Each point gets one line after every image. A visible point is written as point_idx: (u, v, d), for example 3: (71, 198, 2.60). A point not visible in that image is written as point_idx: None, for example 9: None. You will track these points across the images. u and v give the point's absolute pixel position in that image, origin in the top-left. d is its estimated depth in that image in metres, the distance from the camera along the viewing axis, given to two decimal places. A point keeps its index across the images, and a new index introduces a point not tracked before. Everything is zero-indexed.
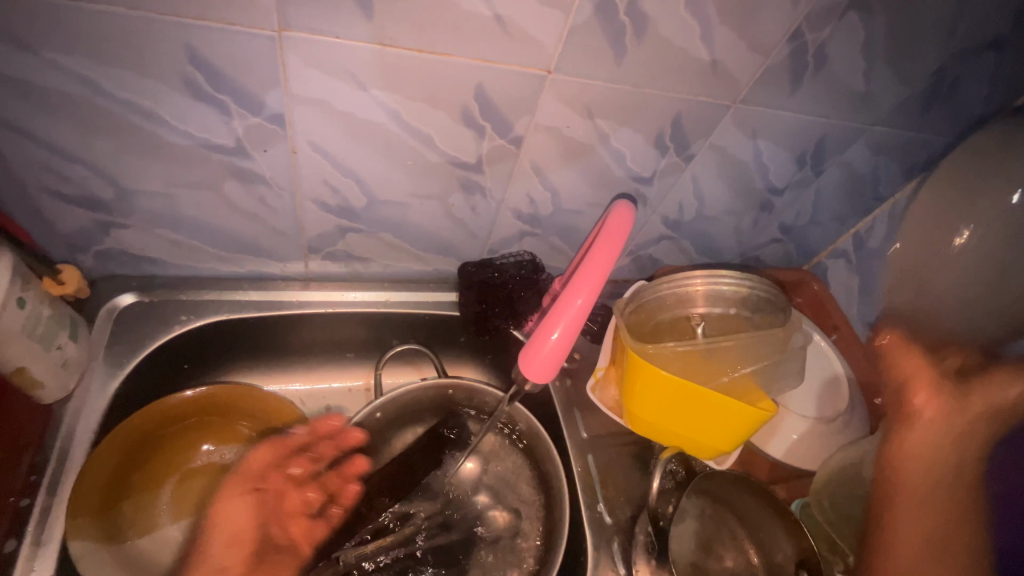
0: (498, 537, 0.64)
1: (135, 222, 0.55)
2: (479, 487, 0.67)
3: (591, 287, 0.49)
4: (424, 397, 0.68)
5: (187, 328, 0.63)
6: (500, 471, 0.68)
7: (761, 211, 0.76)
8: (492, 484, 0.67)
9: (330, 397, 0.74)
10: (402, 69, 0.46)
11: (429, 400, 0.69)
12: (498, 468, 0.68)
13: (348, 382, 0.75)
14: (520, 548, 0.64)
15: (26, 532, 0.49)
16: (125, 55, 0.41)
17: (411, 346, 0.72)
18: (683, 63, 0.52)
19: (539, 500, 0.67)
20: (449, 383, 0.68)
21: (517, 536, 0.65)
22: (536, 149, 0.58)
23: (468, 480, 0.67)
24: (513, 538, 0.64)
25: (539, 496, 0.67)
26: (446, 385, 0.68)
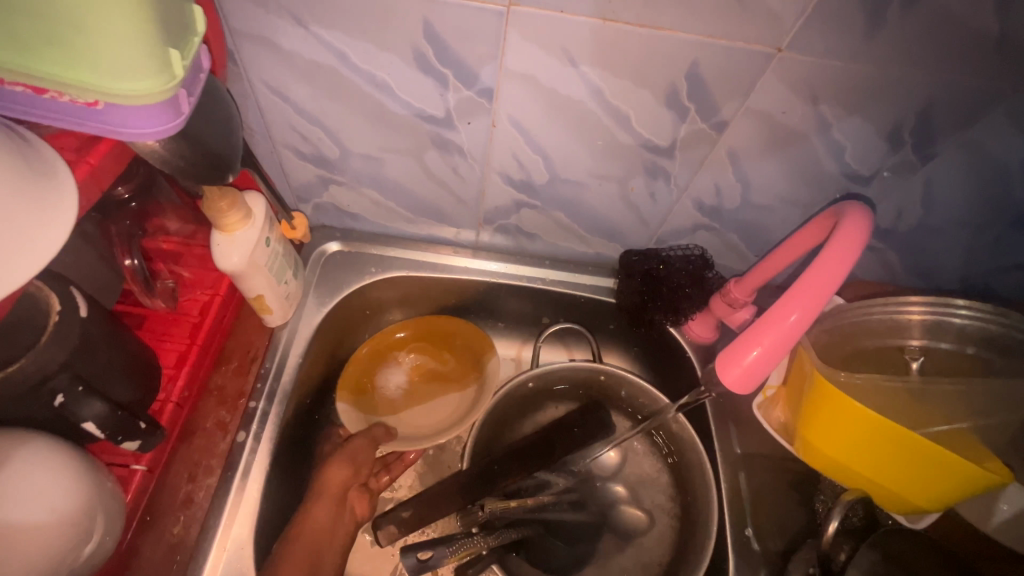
0: (629, 533, 0.64)
1: (348, 180, 0.62)
2: (617, 477, 0.67)
3: (811, 301, 0.43)
4: (575, 377, 0.68)
5: (375, 280, 0.70)
6: (640, 470, 0.67)
7: (1012, 230, 0.61)
8: (629, 479, 0.66)
9: None
10: (618, 45, 0.45)
11: (578, 382, 0.69)
12: (636, 466, 0.67)
13: (502, 350, 0.78)
14: (649, 548, 0.63)
15: (251, 428, 0.56)
16: (372, 31, 0.45)
17: (571, 326, 0.71)
18: (958, 39, 0.43)
19: (675, 508, 0.64)
20: (601, 368, 0.67)
21: (647, 537, 0.64)
22: (738, 137, 0.53)
23: (607, 470, 0.67)
24: (643, 538, 0.64)
25: (675, 504, 0.65)
26: (599, 370, 0.67)
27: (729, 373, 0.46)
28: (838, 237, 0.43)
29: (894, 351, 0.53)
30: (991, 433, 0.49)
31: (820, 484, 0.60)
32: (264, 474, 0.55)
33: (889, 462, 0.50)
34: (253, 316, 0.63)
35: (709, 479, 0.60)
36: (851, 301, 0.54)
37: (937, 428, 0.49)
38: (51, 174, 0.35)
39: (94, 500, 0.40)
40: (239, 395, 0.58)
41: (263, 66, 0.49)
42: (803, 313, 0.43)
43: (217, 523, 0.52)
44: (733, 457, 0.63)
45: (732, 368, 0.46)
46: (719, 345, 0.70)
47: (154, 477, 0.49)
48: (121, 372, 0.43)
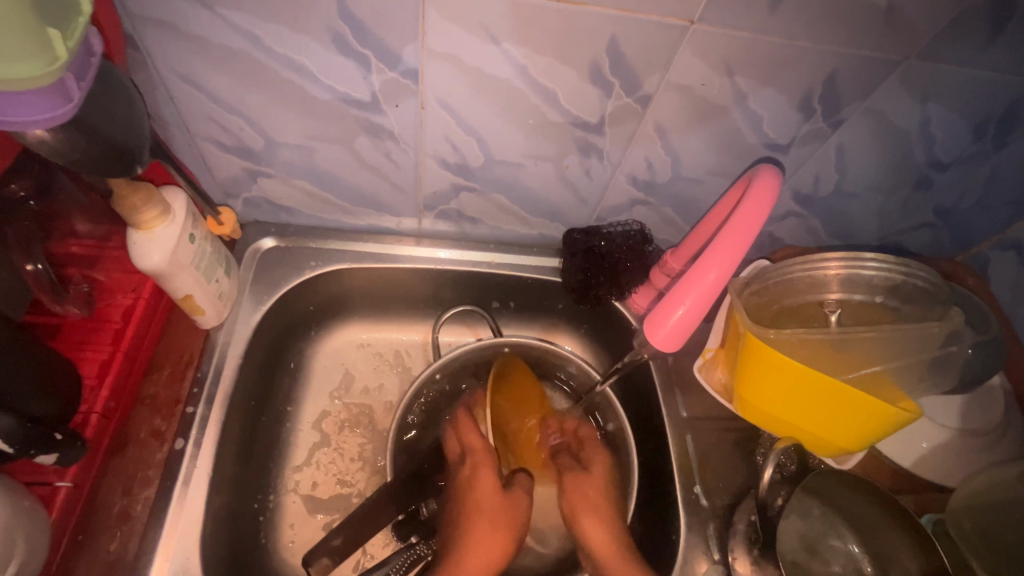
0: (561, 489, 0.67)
1: (277, 172, 0.60)
2: None
3: (727, 258, 0.45)
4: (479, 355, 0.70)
5: (316, 274, 0.68)
6: None
7: (917, 189, 0.67)
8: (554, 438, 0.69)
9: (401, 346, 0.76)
10: (538, 21, 0.45)
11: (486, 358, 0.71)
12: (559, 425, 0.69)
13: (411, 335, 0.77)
14: None
15: (190, 434, 0.54)
16: (284, 11, 0.44)
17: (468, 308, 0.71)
18: (852, 10, 0.46)
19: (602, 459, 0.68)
20: (504, 341, 0.70)
21: None
22: (663, 110, 0.54)
23: None
24: None
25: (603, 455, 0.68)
26: (502, 343, 0.70)
27: (657, 334, 0.49)
28: (749, 194, 0.45)
29: (815, 306, 0.56)
30: (902, 374, 0.53)
31: (760, 438, 0.64)
32: (208, 481, 0.53)
33: (815, 408, 0.54)
34: (184, 319, 0.60)
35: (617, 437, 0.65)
36: (774, 262, 0.57)
37: (856, 372, 0.53)
38: None
39: (10, 521, 0.38)
40: (173, 402, 0.55)
41: (170, 53, 0.47)
42: (720, 271, 0.46)
43: (159, 536, 0.50)
44: (680, 420, 0.65)
45: (660, 328, 0.48)
46: None
47: (82, 494, 0.46)
48: (34, 382, 0.41)
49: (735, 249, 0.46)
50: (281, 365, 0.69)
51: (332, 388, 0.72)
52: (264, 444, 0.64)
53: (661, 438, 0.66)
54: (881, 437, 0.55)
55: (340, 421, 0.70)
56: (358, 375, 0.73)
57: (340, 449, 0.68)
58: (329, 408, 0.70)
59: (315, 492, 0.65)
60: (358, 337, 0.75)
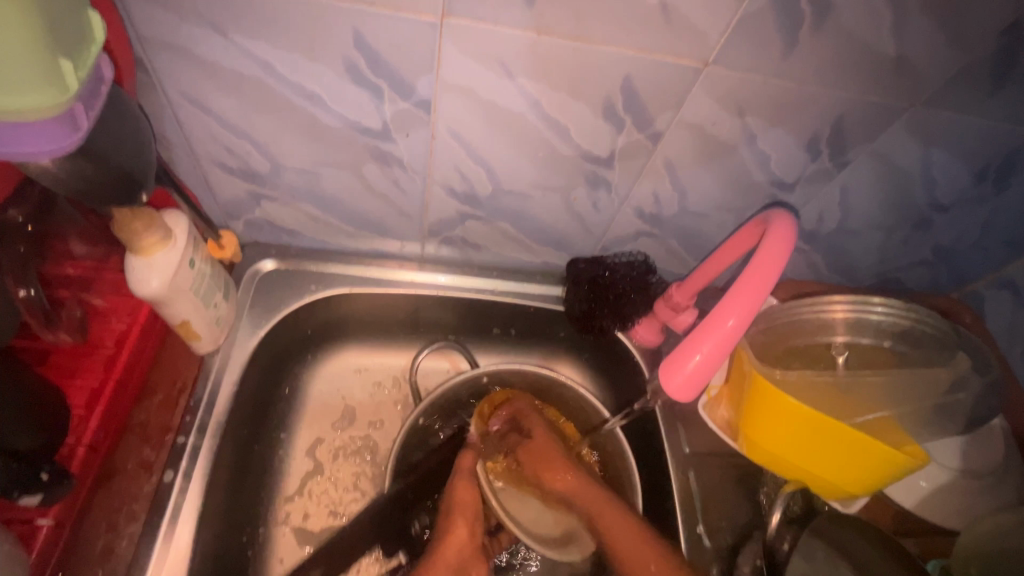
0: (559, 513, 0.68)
1: (281, 195, 0.59)
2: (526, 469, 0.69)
3: (745, 307, 0.45)
4: (458, 390, 0.68)
5: (315, 297, 0.67)
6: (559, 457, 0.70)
7: (917, 228, 0.67)
8: None
9: (388, 372, 0.74)
10: (554, 58, 0.45)
11: (462, 392, 0.68)
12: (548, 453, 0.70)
13: (392, 362, 0.75)
14: None
15: (180, 466, 0.52)
16: (298, 40, 0.43)
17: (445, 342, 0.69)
18: (863, 59, 0.46)
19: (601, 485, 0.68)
20: (483, 372, 0.67)
21: None
22: (673, 147, 0.54)
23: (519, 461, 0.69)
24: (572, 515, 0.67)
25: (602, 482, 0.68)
26: (481, 374, 0.67)
27: (673, 380, 0.47)
28: (766, 242, 0.45)
29: (823, 347, 0.56)
30: (910, 419, 0.53)
31: (764, 476, 0.63)
32: (196, 516, 0.51)
33: (821, 452, 0.53)
34: (179, 343, 0.58)
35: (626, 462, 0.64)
36: (782, 302, 0.57)
37: (861, 417, 0.52)
38: None
39: None
40: (165, 431, 0.53)
41: (179, 77, 0.46)
42: (740, 318, 0.45)
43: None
44: (682, 457, 0.65)
45: (676, 375, 0.47)
46: (665, 349, 0.72)
47: (64, 531, 0.44)
48: (21, 416, 0.39)
49: (753, 298, 0.46)
50: (275, 390, 0.67)
51: (327, 413, 0.70)
52: (255, 473, 0.62)
53: (663, 474, 0.66)
54: (886, 483, 0.55)
55: (335, 448, 0.68)
56: (354, 401, 0.71)
57: (333, 479, 0.66)
58: (323, 435, 0.69)
59: (307, 524, 0.63)
60: (355, 361, 0.74)
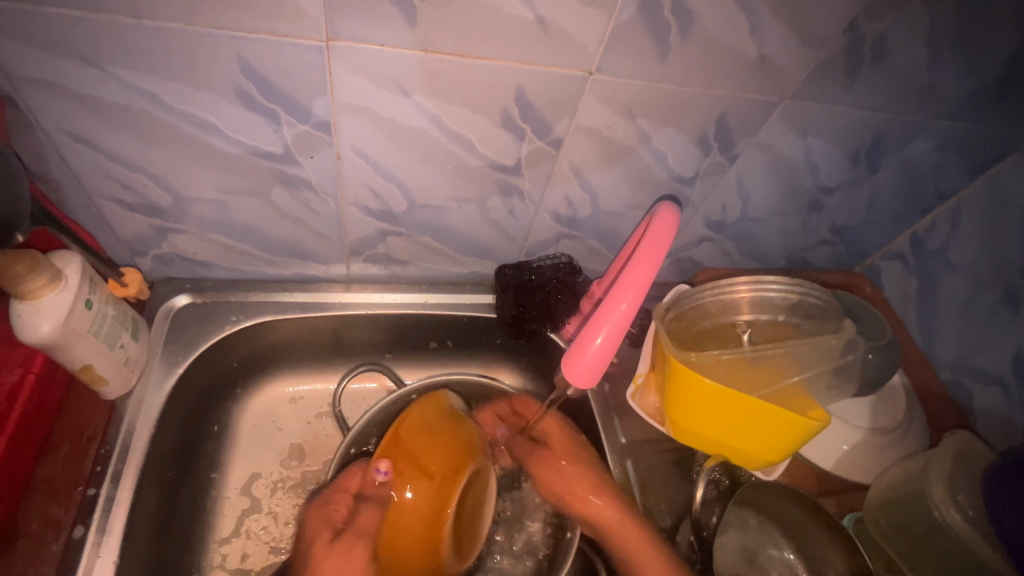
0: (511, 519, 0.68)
1: (188, 227, 0.58)
2: None
3: (636, 290, 0.48)
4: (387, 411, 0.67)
5: (237, 328, 0.65)
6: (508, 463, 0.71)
7: (811, 210, 0.73)
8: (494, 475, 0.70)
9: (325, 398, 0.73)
10: (444, 74, 0.47)
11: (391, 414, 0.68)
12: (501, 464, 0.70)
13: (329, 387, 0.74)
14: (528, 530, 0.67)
15: (92, 520, 0.50)
16: (181, 69, 0.43)
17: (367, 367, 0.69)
18: (731, 60, 0.50)
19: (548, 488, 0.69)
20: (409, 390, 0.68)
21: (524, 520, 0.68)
22: (575, 151, 0.57)
23: None
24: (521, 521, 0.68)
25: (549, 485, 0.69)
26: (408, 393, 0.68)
27: (576, 368, 0.50)
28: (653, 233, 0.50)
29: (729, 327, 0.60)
30: (813, 384, 0.57)
31: (696, 456, 0.66)
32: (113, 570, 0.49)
33: (734, 422, 0.57)
34: (86, 390, 0.56)
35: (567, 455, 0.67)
36: (690, 287, 0.60)
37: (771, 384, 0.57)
38: None
39: None
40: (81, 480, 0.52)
41: (57, 113, 0.45)
42: (631, 300, 0.48)
43: None
44: (618, 447, 0.67)
45: (578, 365, 0.50)
46: None
47: None
48: None
49: (643, 280, 0.48)
50: (199, 428, 0.65)
51: (261, 447, 0.68)
52: (183, 517, 0.60)
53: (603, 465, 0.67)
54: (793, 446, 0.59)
55: (272, 482, 0.66)
56: (289, 432, 0.70)
57: (273, 513, 0.64)
58: (259, 470, 0.67)
59: (245, 564, 0.61)
60: (289, 390, 0.72)
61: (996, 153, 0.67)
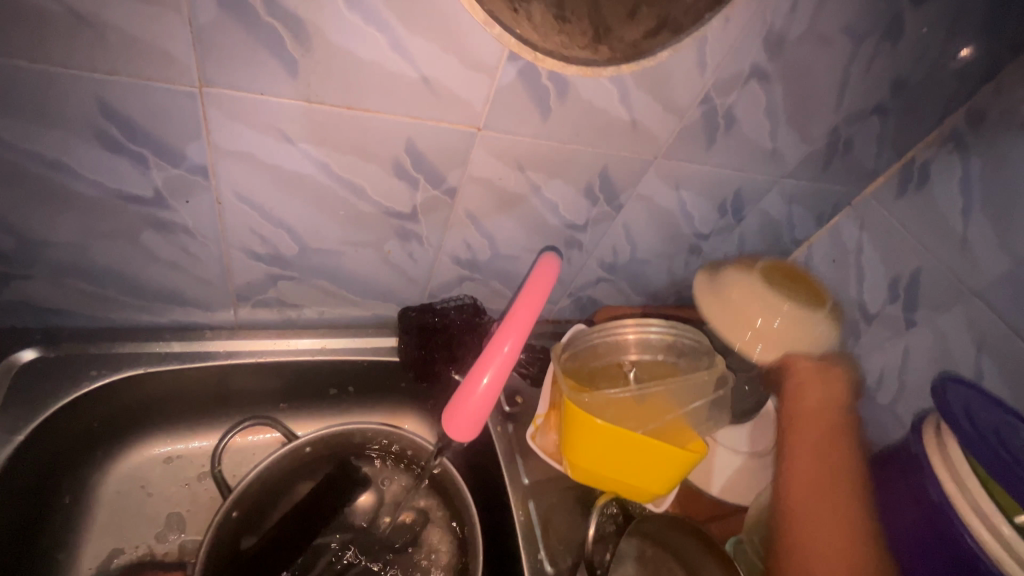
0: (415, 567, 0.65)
1: (38, 273, 0.52)
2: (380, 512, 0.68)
3: (518, 334, 0.52)
4: (278, 467, 0.62)
5: (97, 383, 0.59)
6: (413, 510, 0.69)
7: (691, 253, 0.81)
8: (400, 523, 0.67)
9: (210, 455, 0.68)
10: (330, 124, 0.47)
11: (285, 468, 0.64)
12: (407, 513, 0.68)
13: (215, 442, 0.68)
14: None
15: None
16: (26, 108, 0.39)
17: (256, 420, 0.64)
18: (606, 122, 0.55)
19: (451, 534, 0.67)
20: (302, 443, 0.63)
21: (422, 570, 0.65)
22: (470, 200, 0.59)
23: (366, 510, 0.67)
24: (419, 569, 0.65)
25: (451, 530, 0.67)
26: (301, 446, 0.63)
27: (461, 416, 0.53)
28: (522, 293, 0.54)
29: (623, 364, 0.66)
30: (693, 418, 0.62)
31: (595, 491, 0.68)
32: None
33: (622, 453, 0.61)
34: None
35: (465, 497, 0.65)
36: (584, 329, 0.64)
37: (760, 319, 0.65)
38: None
39: None
40: None
41: None
42: (514, 344, 0.52)
43: None
44: (521, 490, 0.67)
45: (462, 414, 0.52)
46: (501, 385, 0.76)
47: None
48: None
49: (525, 324, 0.53)
50: (45, 501, 0.57)
51: (130, 516, 0.62)
52: None
53: (506, 506, 0.67)
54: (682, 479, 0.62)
55: (137, 558, 0.60)
56: (164, 497, 0.64)
57: None
58: (121, 544, 0.60)
59: None
60: (163, 450, 0.66)
61: (833, 207, 0.78)
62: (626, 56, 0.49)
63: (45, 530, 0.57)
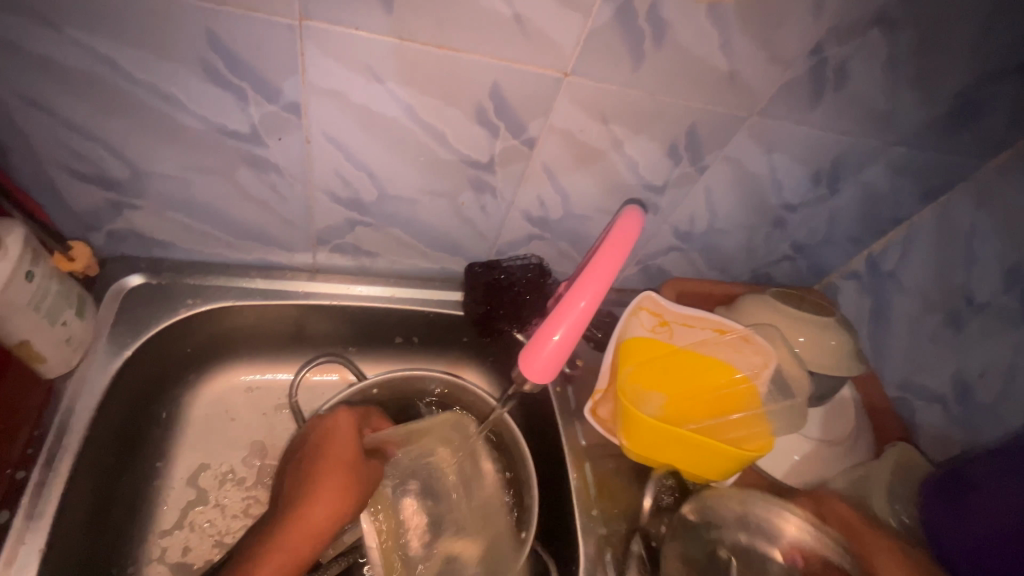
0: None
1: (146, 204, 0.56)
2: None
3: (595, 289, 0.51)
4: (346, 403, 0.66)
5: (193, 312, 0.63)
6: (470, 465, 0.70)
7: (774, 227, 0.75)
8: None
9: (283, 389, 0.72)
10: (419, 62, 0.46)
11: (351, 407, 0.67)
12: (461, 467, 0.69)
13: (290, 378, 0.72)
14: None
15: (20, 503, 0.48)
16: (144, 36, 0.41)
17: (329, 358, 0.67)
18: (702, 72, 0.52)
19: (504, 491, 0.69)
20: (372, 384, 0.66)
21: None
22: (549, 152, 0.58)
23: None
24: None
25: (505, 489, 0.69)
26: (370, 387, 0.66)
27: (535, 363, 0.52)
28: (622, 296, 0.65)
29: (701, 334, 0.71)
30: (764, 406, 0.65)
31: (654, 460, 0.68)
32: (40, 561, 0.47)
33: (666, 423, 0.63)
34: None
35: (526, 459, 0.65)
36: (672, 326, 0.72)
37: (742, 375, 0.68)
38: None
39: None
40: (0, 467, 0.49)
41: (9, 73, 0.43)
42: (590, 299, 0.51)
43: None
44: (581, 452, 0.67)
45: (536, 359, 0.52)
46: None
47: None
48: None
49: (602, 281, 0.52)
50: (146, 414, 0.63)
51: (215, 437, 0.67)
52: (121, 505, 0.58)
53: (562, 465, 0.68)
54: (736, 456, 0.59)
55: (221, 474, 0.65)
56: (244, 423, 0.68)
57: (220, 505, 0.63)
58: (208, 460, 0.65)
59: (187, 558, 0.60)
60: (244, 380, 0.71)
61: (946, 182, 0.70)
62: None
63: (147, 440, 0.63)
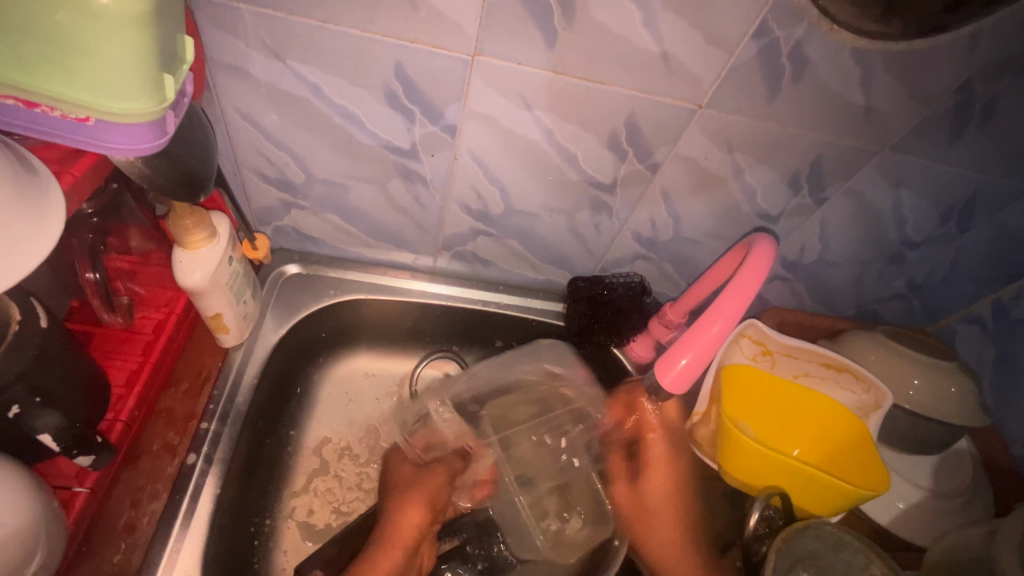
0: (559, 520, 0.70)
1: (311, 205, 0.65)
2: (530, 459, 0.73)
3: (728, 317, 0.53)
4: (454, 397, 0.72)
5: (332, 302, 0.72)
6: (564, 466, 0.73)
7: (890, 262, 0.73)
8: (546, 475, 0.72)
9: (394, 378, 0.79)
10: (568, 93, 0.51)
11: None
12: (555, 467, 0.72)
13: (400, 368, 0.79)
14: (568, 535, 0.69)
15: (202, 449, 0.56)
16: (346, 67, 0.49)
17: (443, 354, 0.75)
18: (839, 107, 0.53)
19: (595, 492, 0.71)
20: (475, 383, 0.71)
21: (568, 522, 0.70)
22: (670, 177, 0.61)
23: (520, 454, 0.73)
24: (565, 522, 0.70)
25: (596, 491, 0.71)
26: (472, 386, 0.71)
27: (666, 376, 0.57)
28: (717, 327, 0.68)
29: (805, 366, 0.70)
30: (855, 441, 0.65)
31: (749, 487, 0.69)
32: (212, 502, 0.55)
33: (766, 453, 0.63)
34: (206, 335, 0.63)
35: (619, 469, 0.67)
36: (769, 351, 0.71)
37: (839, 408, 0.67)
38: (45, 194, 0.36)
39: (43, 523, 0.40)
40: (188, 416, 0.58)
41: (235, 93, 0.52)
42: (722, 326, 0.54)
43: (163, 551, 0.51)
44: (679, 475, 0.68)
45: (667, 372, 0.57)
46: None
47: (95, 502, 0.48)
48: (80, 389, 0.44)
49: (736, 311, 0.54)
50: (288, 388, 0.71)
51: (335, 415, 0.75)
52: (266, 464, 0.66)
53: None
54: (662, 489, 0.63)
55: (340, 449, 0.73)
56: (361, 405, 0.76)
57: (338, 477, 0.71)
58: (330, 435, 0.73)
59: (310, 519, 0.67)
60: (363, 367, 0.78)
61: None
62: (923, 29, 0.47)
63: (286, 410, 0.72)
